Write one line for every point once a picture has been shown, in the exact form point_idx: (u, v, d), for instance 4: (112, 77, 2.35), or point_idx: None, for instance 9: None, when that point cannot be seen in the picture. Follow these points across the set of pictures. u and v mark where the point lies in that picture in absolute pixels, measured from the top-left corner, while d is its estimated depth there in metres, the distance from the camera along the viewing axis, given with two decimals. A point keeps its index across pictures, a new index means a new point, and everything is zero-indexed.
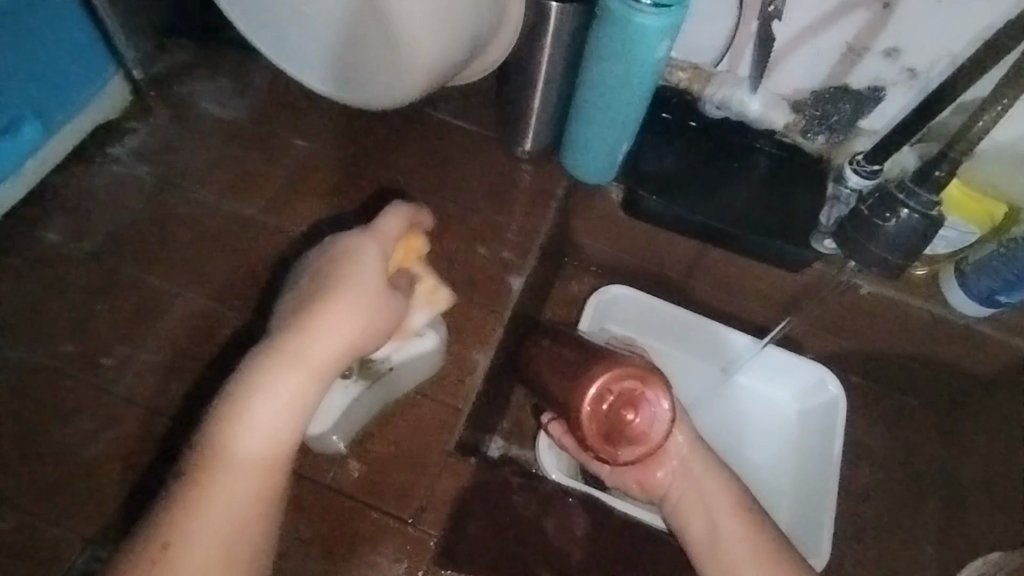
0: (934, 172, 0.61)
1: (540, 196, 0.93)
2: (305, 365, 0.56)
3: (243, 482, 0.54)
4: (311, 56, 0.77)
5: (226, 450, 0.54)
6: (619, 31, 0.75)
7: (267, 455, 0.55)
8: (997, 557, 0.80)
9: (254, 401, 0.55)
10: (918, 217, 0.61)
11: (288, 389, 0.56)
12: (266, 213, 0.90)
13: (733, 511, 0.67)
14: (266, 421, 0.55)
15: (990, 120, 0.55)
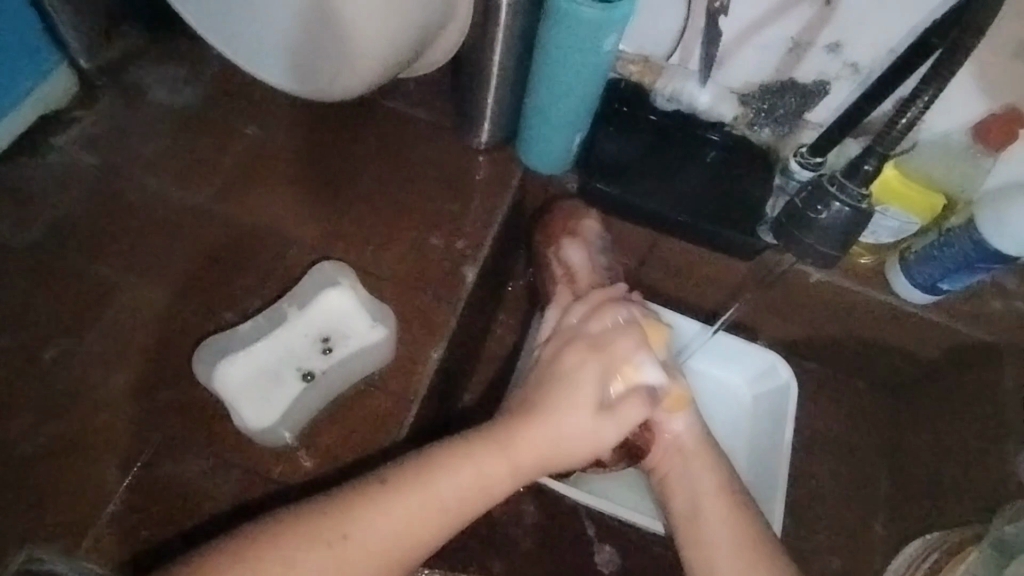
0: (863, 166, 0.66)
1: (494, 186, 0.93)
2: (512, 457, 0.66)
3: (428, 512, 0.61)
4: (257, 48, 0.76)
5: (436, 480, 0.62)
6: (566, 25, 0.76)
7: (467, 493, 0.63)
8: (933, 538, 0.82)
9: (490, 454, 0.65)
10: (848, 211, 0.66)
11: (483, 469, 0.64)
12: (218, 205, 0.89)
13: (713, 490, 0.70)
14: (472, 475, 0.64)
15: (917, 113, 0.59)
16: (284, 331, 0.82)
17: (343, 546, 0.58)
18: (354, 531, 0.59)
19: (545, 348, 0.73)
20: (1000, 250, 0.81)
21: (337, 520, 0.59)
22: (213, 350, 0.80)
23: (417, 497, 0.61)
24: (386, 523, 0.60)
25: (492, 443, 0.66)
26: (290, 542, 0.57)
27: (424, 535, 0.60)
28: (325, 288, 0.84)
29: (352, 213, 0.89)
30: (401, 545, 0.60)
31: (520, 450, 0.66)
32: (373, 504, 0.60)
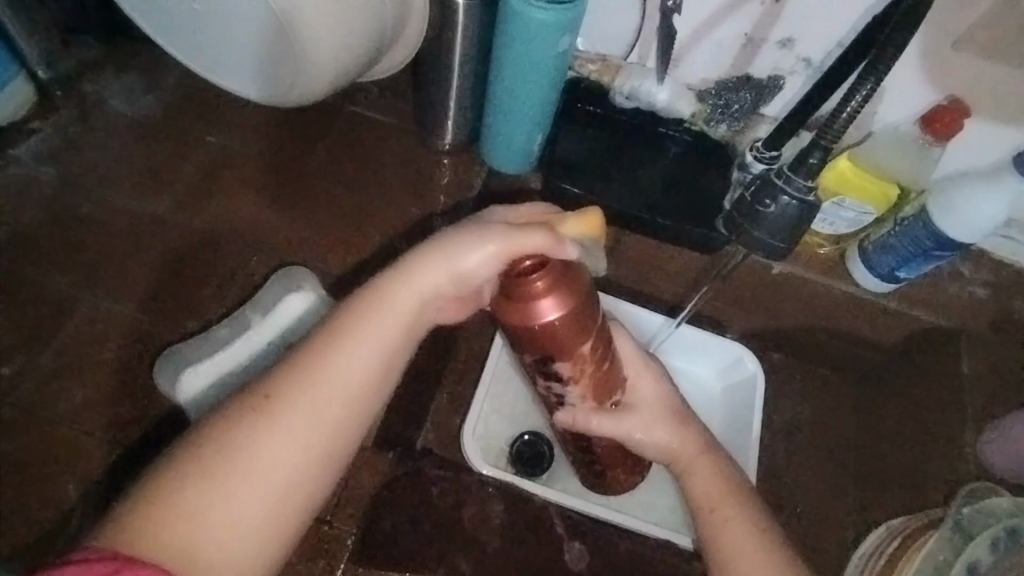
0: (809, 159, 0.75)
1: (459, 189, 0.94)
2: (396, 301, 0.54)
3: (329, 385, 0.51)
4: (211, 54, 0.76)
5: (328, 351, 0.52)
6: (520, 28, 0.77)
7: (369, 350, 0.53)
8: (895, 523, 0.84)
9: (370, 309, 0.53)
10: (795, 203, 0.76)
11: (385, 316, 0.54)
12: (180, 214, 0.89)
13: (710, 503, 0.59)
14: (359, 341, 0.53)
15: (857, 105, 0.68)
16: (249, 337, 0.81)
17: (258, 435, 0.49)
18: (260, 433, 0.49)
19: (464, 249, 0.55)
20: (951, 237, 0.83)
21: (240, 417, 0.50)
22: (174, 360, 0.80)
23: (306, 390, 0.51)
24: (314, 389, 0.51)
25: (376, 303, 0.54)
26: (179, 480, 0.47)
27: (343, 418, 0.51)
28: (289, 293, 0.83)
29: (316, 216, 0.90)
30: (315, 448, 0.50)
31: (394, 300, 0.54)
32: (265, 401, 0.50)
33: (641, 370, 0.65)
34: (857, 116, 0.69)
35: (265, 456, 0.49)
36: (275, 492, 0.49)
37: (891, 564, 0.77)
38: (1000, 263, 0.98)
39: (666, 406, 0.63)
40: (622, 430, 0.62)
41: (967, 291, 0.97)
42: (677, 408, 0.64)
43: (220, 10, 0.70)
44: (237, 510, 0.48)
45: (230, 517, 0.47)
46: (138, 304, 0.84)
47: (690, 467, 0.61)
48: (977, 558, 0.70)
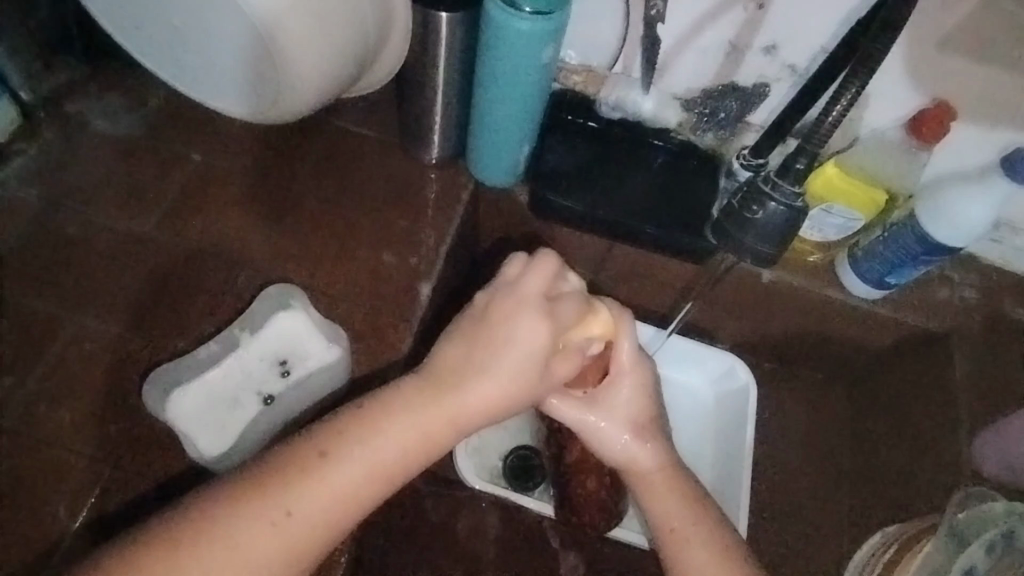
0: (795, 166, 0.75)
1: (447, 201, 0.93)
2: (431, 413, 0.58)
3: (340, 483, 0.56)
4: (192, 70, 0.76)
5: (359, 445, 0.57)
6: (503, 40, 0.77)
7: (389, 458, 0.57)
8: (890, 528, 0.84)
9: (404, 416, 0.58)
10: (783, 209, 0.75)
11: (418, 422, 0.58)
12: (165, 232, 0.88)
13: (669, 523, 0.65)
14: (387, 449, 0.57)
15: (841, 108, 0.67)
16: (239, 355, 0.82)
17: (279, 507, 0.55)
18: (287, 505, 0.55)
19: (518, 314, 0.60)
20: (940, 241, 0.84)
21: (262, 497, 0.55)
22: (162, 380, 0.79)
23: (325, 487, 0.56)
24: (355, 454, 0.56)
25: (417, 401, 0.59)
26: (194, 547, 0.54)
27: (350, 501, 0.56)
28: (277, 310, 0.84)
29: (303, 231, 0.89)
30: (320, 526, 0.56)
31: (428, 413, 0.58)
32: (283, 491, 0.55)
33: (628, 370, 0.70)
34: (842, 121, 0.68)
35: (266, 539, 0.55)
36: (265, 568, 0.55)
37: (888, 569, 0.80)
38: (990, 268, 0.97)
39: (638, 418, 0.70)
40: (582, 416, 0.69)
41: (957, 294, 0.96)
42: (649, 418, 0.70)
43: (203, 28, 0.70)
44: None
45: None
46: (125, 324, 0.83)
47: (654, 486, 0.67)
48: (973, 563, 0.70)
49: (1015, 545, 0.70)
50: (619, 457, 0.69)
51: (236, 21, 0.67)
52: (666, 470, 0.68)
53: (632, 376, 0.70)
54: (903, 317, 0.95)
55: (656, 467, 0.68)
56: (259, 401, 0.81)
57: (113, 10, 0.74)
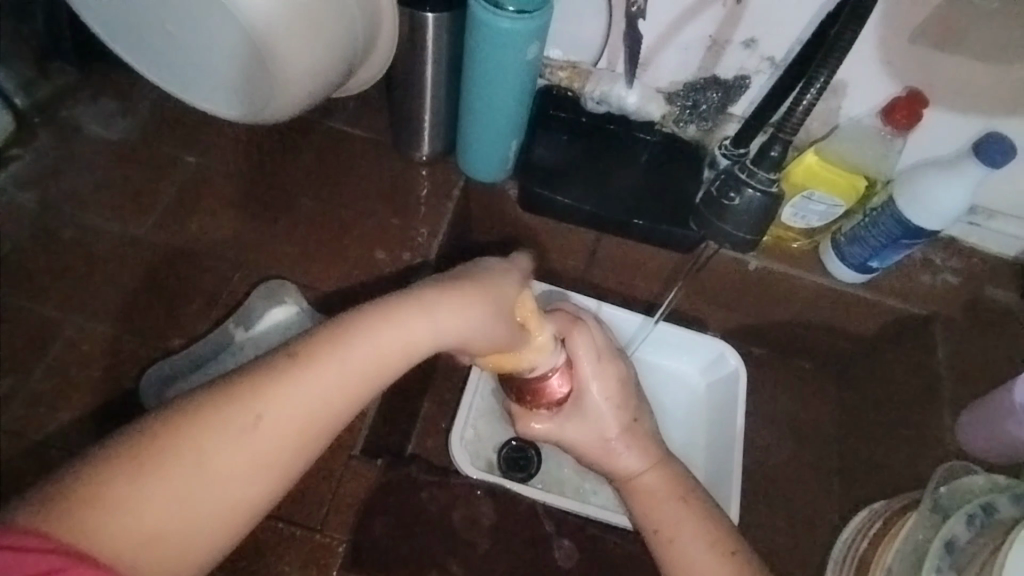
0: (770, 153, 0.78)
1: (438, 197, 0.95)
2: (399, 319, 0.59)
3: (306, 399, 0.55)
4: (183, 74, 0.77)
5: (332, 353, 0.56)
6: (488, 38, 0.78)
7: (365, 366, 0.57)
8: (876, 507, 0.86)
9: (381, 323, 0.58)
10: (758, 195, 0.79)
11: (391, 332, 0.58)
12: (161, 235, 0.90)
13: (656, 526, 0.70)
14: (366, 354, 0.57)
15: (813, 96, 0.70)
16: (233, 351, 0.83)
17: (240, 416, 0.53)
18: (252, 414, 0.53)
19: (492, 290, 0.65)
20: (918, 225, 0.86)
21: (230, 400, 0.53)
22: (159, 379, 0.81)
23: (301, 386, 0.55)
24: (330, 364, 0.56)
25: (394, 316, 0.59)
26: (135, 468, 0.49)
27: (329, 407, 0.55)
28: (272, 307, 0.85)
29: (296, 230, 0.91)
30: (290, 440, 0.54)
31: (405, 320, 0.59)
32: (256, 394, 0.53)
33: (598, 374, 0.78)
34: (812, 109, 0.71)
35: (238, 448, 0.53)
36: (242, 477, 0.53)
37: (873, 544, 0.82)
38: (970, 251, 0.99)
39: (620, 423, 0.77)
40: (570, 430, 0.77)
41: (939, 278, 0.98)
42: (627, 421, 0.77)
43: (197, 33, 0.71)
44: (180, 505, 0.50)
45: (190, 500, 0.51)
46: (124, 326, 0.85)
47: (639, 484, 0.73)
48: (954, 533, 0.74)
49: (993, 518, 0.75)
50: (603, 459, 0.76)
51: (227, 22, 0.68)
52: (650, 468, 0.74)
53: (607, 381, 0.78)
54: (888, 301, 0.97)
55: (642, 468, 0.74)
56: None
57: (104, 14, 0.75)
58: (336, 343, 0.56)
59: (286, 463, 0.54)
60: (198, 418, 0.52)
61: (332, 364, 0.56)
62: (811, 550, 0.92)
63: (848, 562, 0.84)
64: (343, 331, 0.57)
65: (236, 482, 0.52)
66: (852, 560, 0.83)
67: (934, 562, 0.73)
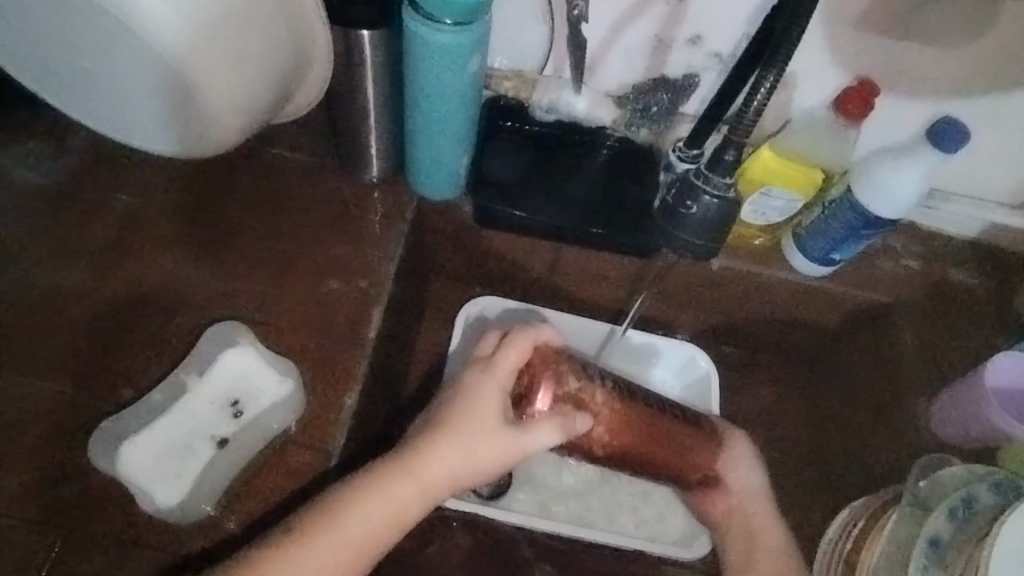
0: (725, 156, 0.79)
1: (390, 218, 0.91)
2: (392, 493, 0.68)
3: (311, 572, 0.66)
4: (101, 108, 0.73)
5: (331, 531, 0.67)
6: (427, 51, 0.75)
7: (359, 540, 0.67)
8: (857, 505, 0.86)
9: (373, 496, 0.68)
10: (716, 200, 0.81)
11: (385, 495, 0.68)
12: (100, 281, 0.85)
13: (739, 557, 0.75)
14: (353, 531, 0.67)
15: (766, 91, 0.70)
16: (189, 398, 0.81)
17: None
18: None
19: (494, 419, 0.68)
20: (877, 214, 0.85)
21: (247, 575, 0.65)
22: (108, 435, 0.77)
23: (302, 565, 0.66)
24: (343, 533, 0.67)
25: (386, 480, 0.69)
26: None
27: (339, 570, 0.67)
28: (224, 350, 0.83)
29: (244, 263, 0.87)
30: None
31: (396, 488, 0.68)
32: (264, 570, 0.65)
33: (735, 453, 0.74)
34: (765, 108, 0.71)
35: None
36: None
37: (857, 545, 0.80)
38: (931, 235, 0.99)
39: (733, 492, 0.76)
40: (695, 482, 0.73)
41: (902, 264, 0.97)
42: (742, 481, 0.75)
43: (112, 61, 0.67)
44: None
45: None
46: (66, 380, 0.80)
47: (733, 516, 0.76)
48: (937, 530, 0.74)
49: (973, 509, 0.74)
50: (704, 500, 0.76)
51: (146, 50, 0.64)
52: (728, 490, 0.75)
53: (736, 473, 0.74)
54: (853, 292, 0.96)
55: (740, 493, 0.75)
56: (213, 445, 0.79)
57: (12, 47, 0.71)
58: (336, 509, 0.68)
59: None
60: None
61: (341, 526, 0.67)
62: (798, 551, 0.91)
63: (832, 564, 0.83)
64: (344, 495, 0.68)
65: None
66: (837, 561, 0.83)
67: (920, 560, 0.73)
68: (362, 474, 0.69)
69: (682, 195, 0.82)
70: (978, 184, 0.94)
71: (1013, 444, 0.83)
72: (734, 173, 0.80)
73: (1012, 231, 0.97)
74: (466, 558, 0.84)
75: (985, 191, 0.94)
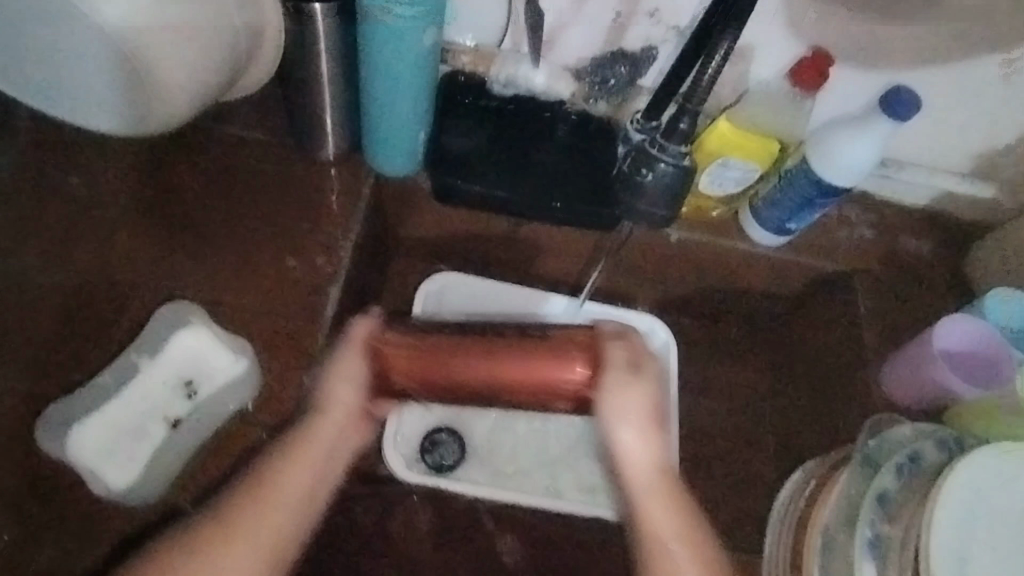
0: (679, 125, 0.82)
1: (348, 196, 0.91)
2: (327, 416, 0.64)
3: (301, 481, 0.62)
4: (42, 85, 0.70)
5: (255, 518, 0.60)
6: (381, 25, 0.74)
7: (285, 507, 0.60)
8: (811, 467, 0.89)
9: (289, 462, 0.62)
10: (671, 169, 0.85)
11: (335, 390, 0.64)
12: (49, 263, 0.83)
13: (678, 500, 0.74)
14: (286, 496, 0.61)
15: (719, 59, 0.75)
16: (141, 380, 0.80)
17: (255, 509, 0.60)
18: (257, 513, 0.60)
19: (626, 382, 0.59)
20: (833, 183, 0.87)
21: (241, 506, 0.60)
22: (60, 417, 0.76)
23: (295, 472, 0.62)
24: (334, 404, 0.64)
25: (317, 422, 0.63)
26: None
27: (322, 455, 0.63)
28: (176, 331, 0.82)
29: (200, 243, 0.86)
30: (290, 509, 0.61)
31: (314, 433, 0.63)
32: (230, 507, 0.60)
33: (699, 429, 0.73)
34: (716, 77, 0.77)
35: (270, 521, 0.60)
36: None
37: (810, 507, 0.83)
38: (884, 204, 1.01)
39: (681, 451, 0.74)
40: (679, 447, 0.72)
41: (855, 233, 0.99)
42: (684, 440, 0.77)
43: (52, 37, 0.64)
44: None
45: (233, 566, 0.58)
46: (20, 364, 0.79)
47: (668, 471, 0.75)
48: (884, 487, 0.76)
49: (919, 465, 0.77)
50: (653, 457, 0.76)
51: (90, 27, 0.63)
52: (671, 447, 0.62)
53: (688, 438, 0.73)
54: (807, 262, 0.98)
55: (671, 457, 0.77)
56: (166, 426, 0.80)
57: None
58: (327, 381, 0.64)
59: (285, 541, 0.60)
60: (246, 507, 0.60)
61: (326, 396, 0.64)
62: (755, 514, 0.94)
63: (786, 524, 0.86)
64: (328, 380, 0.64)
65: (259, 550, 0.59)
66: (790, 522, 0.86)
67: (869, 515, 0.75)
68: (327, 381, 0.64)
69: (638, 164, 0.86)
70: (928, 153, 0.96)
71: (961, 404, 0.86)
72: (687, 143, 0.84)
73: (961, 199, 0.99)
74: (431, 531, 0.85)
75: (936, 160, 0.97)
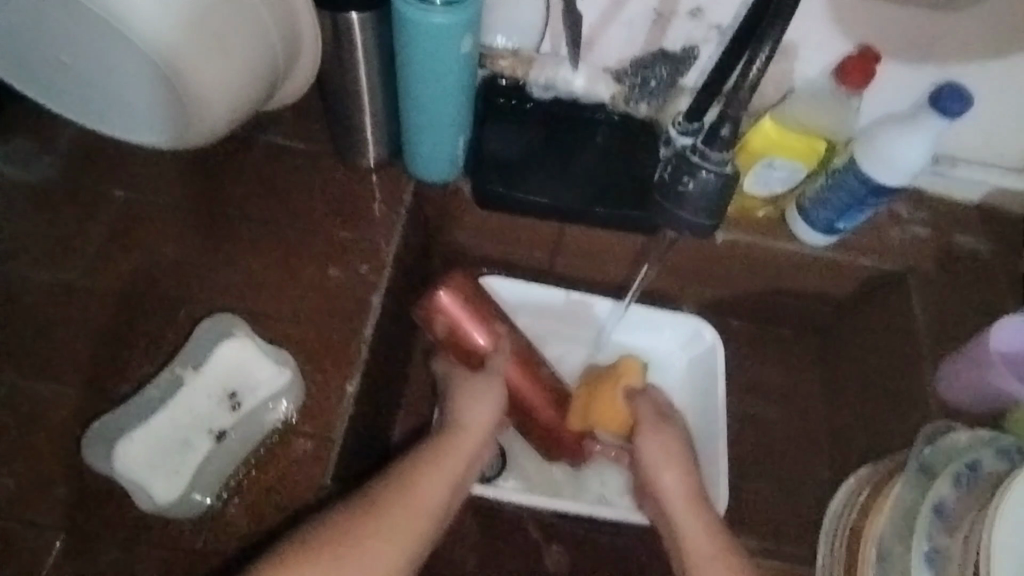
0: (722, 131, 0.76)
1: (389, 202, 0.91)
2: (460, 451, 0.76)
3: (443, 480, 0.73)
4: (90, 106, 0.72)
5: (402, 503, 0.70)
6: (417, 36, 0.74)
7: (436, 494, 0.72)
8: (863, 473, 0.87)
9: (438, 461, 0.74)
10: (713, 176, 0.78)
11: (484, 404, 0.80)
12: (95, 278, 0.85)
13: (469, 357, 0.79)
14: (425, 498, 0.71)
15: (763, 61, 0.67)
16: (186, 393, 0.80)
17: (415, 489, 0.71)
18: (403, 500, 0.70)
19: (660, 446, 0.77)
20: (881, 181, 0.84)
21: (389, 501, 0.69)
22: (103, 434, 0.77)
23: (429, 482, 0.72)
24: (460, 428, 0.78)
25: (451, 435, 0.77)
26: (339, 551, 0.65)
27: (460, 477, 0.74)
28: (220, 343, 0.82)
29: (239, 253, 0.87)
30: (436, 510, 0.71)
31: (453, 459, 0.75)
32: (392, 494, 0.70)
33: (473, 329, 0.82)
34: (762, 76, 0.69)
35: (417, 503, 0.70)
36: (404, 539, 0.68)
37: (863, 517, 0.80)
38: (937, 201, 0.97)
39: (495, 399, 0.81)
40: None
41: (908, 232, 0.96)
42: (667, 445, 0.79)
43: (94, 59, 0.65)
44: (375, 548, 0.66)
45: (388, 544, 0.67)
46: (75, 379, 0.80)
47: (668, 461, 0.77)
48: (942, 497, 0.73)
49: (978, 474, 0.74)
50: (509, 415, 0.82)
51: (126, 44, 0.62)
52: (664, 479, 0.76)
53: None
54: (856, 262, 0.95)
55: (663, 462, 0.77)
56: (211, 439, 0.79)
57: None
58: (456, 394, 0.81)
59: (430, 525, 0.70)
60: (390, 493, 0.70)
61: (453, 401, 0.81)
62: (808, 522, 0.91)
63: (840, 535, 0.83)
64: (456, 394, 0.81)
65: (414, 526, 0.69)
66: (843, 533, 0.83)
67: (926, 528, 0.72)
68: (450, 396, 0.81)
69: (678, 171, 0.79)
70: (982, 149, 0.92)
71: None
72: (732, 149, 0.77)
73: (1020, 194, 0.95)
74: (474, 540, 0.85)
75: (993, 154, 0.93)
